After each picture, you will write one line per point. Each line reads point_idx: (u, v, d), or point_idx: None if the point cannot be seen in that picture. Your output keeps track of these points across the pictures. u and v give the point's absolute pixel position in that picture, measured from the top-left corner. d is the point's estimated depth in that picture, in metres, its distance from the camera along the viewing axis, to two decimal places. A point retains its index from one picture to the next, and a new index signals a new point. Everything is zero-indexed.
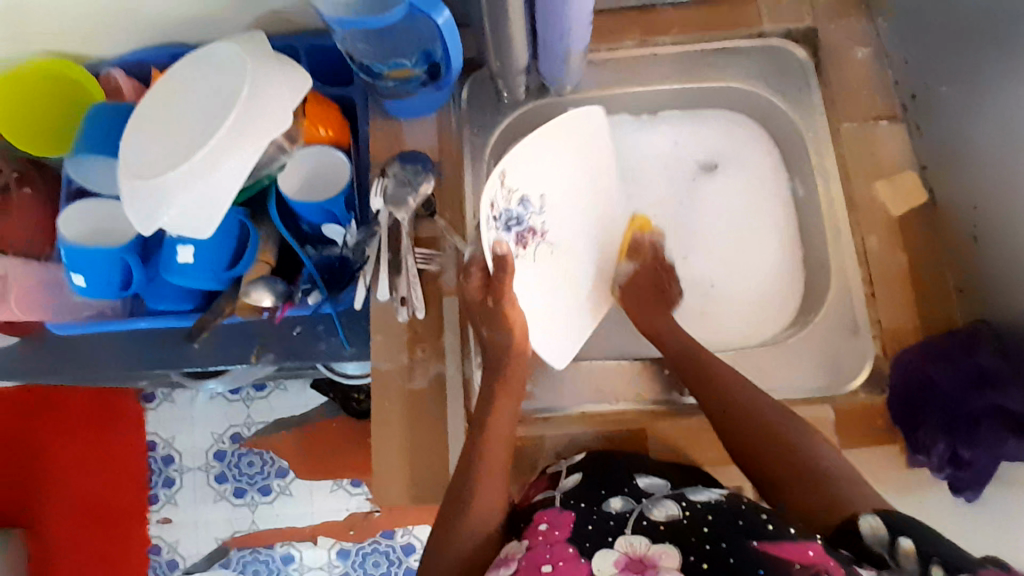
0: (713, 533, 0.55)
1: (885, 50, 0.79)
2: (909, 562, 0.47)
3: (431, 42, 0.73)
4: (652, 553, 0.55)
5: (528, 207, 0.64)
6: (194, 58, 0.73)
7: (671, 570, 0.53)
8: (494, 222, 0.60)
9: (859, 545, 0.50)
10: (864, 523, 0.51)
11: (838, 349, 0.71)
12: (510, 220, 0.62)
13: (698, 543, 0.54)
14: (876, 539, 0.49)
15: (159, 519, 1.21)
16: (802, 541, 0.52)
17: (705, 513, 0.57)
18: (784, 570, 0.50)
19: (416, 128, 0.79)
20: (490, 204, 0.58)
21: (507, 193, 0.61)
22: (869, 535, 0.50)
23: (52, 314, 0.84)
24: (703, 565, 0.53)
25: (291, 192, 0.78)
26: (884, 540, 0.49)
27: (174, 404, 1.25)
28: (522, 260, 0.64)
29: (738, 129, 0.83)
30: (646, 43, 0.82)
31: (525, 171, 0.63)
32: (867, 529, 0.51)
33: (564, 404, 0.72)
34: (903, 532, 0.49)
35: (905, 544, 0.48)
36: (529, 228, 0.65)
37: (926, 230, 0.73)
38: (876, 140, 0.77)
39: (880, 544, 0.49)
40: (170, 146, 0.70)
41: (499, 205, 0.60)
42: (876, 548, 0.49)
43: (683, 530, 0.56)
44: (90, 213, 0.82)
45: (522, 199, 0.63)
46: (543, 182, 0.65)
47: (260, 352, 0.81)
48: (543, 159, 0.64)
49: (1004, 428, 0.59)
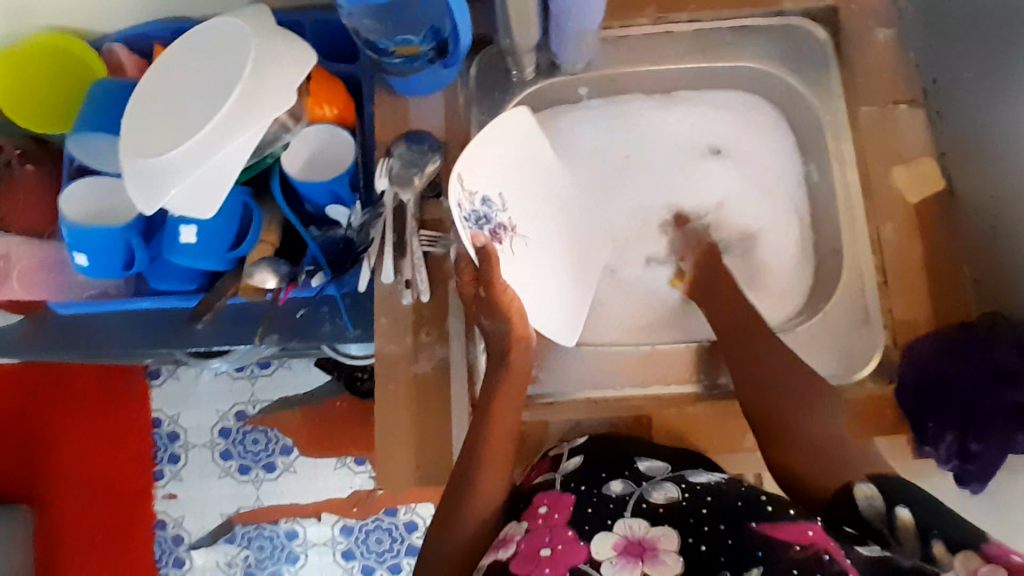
0: (711, 515, 0.56)
1: (909, 30, 0.77)
2: (909, 537, 0.52)
3: (441, 19, 0.73)
4: (650, 535, 0.56)
5: (492, 206, 0.62)
6: (198, 32, 0.71)
7: (670, 553, 0.55)
8: (467, 224, 0.59)
9: (858, 518, 0.56)
10: (859, 491, 0.57)
11: (848, 338, 0.71)
12: (480, 220, 0.60)
13: (696, 526, 0.56)
14: (874, 511, 0.55)
15: (165, 494, 1.22)
16: (801, 522, 0.53)
17: (705, 494, 0.58)
18: (782, 552, 0.51)
19: (422, 107, 0.77)
20: (457, 207, 0.57)
21: (468, 195, 0.59)
22: (867, 505, 0.56)
23: (58, 295, 0.84)
24: (702, 548, 0.55)
25: (294, 171, 0.77)
26: (881, 511, 0.55)
27: (179, 381, 1.24)
28: (507, 256, 0.63)
29: (755, 111, 0.80)
30: (661, 20, 0.80)
31: (477, 173, 0.61)
32: (862, 499, 0.56)
33: (572, 390, 0.71)
34: (900, 503, 0.54)
35: (902, 515, 0.54)
36: (501, 225, 0.63)
37: (946, 220, 0.71)
38: (896, 123, 0.74)
39: (878, 516, 0.55)
40: (171, 124, 0.68)
41: (464, 205, 0.58)
42: (874, 520, 0.55)
43: (682, 513, 0.57)
44: (96, 190, 0.81)
45: (484, 198, 0.61)
46: (495, 180, 0.63)
47: (264, 332, 0.80)
48: (490, 160, 0.63)
49: (1016, 425, 0.59)
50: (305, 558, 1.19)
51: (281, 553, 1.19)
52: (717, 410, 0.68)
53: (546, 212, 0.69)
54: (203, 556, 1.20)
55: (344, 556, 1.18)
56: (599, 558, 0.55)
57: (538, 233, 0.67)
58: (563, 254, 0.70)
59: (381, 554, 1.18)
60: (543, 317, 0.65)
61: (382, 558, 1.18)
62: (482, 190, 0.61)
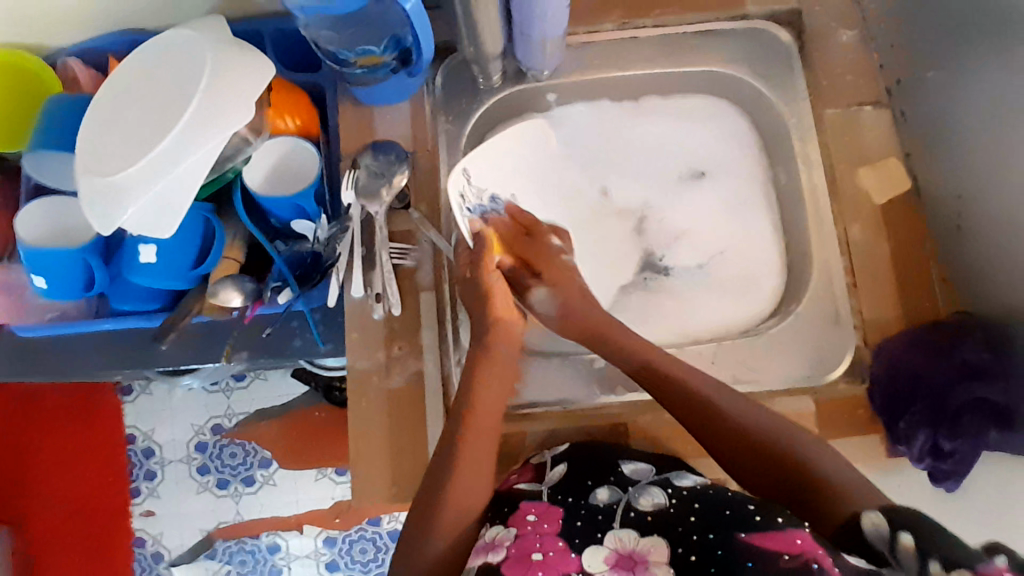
0: (700, 523, 0.55)
1: (872, 31, 0.77)
2: (909, 558, 0.47)
3: (400, 28, 0.71)
4: (641, 547, 0.55)
5: (500, 203, 0.72)
6: (151, 45, 0.69)
7: (660, 565, 0.54)
8: (467, 213, 0.69)
9: (861, 542, 0.50)
10: (866, 519, 0.51)
11: (823, 339, 0.70)
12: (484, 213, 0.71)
13: (686, 536, 0.54)
14: (877, 537, 0.49)
15: (142, 511, 1.19)
16: (789, 530, 0.51)
17: (693, 500, 0.58)
18: (771, 563, 0.49)
19: (388, 117, 0.76)
20: (458, 196, 0.68)
21: (475, 191, 0.70)
22: (870, 530, 0.50)
23: (17, 317, 0.81)
24: (690, 557, 0.53)
25: (256, 186, 0.76)
26: (886, 537, 0.49)
27: (152, 396, 1.22)
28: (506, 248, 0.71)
29: (723, 115, 0.80)
30: (627, 24, 0.79)
31: (490, 174, 0.72)
32: (868, 526, 0.51)
33: (549, 399, 0.71)
34: (904, 529, 0.49)
35: (904, 540, 0.48)
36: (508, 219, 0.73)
37: (912, 219, 0.72)
38: (862, 124, 0.75)
39: (881, 541, 0.49)
40: (126, 139, 0.66)
41: (468, 199, 0.69)
42: (875, 543, 0.49)
43: (670, 520, 0.57)
44: (48, 211, 0.78)
45: (493, 196, 0.72)
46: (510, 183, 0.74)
47: (232, 351, 0.78)
48: (502, 163, 0.73)
49: (987, 421, 0.61)
50: (289, 571, 1.17)
51: (264, 567, 1.17)
52: None
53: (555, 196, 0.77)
54: (183, 573, 1.18)
55: (328, 567, 1.17)
56: (591, 570, 0.54)
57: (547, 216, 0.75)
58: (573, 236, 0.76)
59: (366, 564, 1.17)
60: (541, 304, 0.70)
61: (367, 568, 1.17)
62: (492, 189, 0.72)
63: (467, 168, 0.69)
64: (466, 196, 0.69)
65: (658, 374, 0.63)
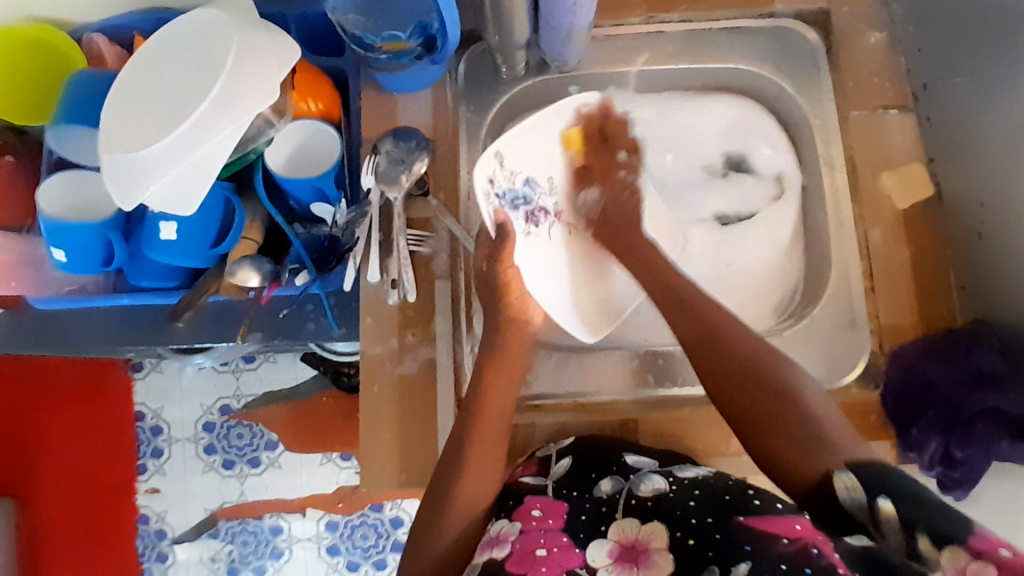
0: (699, 509, 0.56)
1: (900, 34, 0.76)
2: (894, 531, 0.42)
3: (427, 15, 0.72)
4: (642, 535, 0.55)
5: (534, 188, 0.67)
6: (177, 23, 0.70)
7: (661, 552, 0.54)
8: (493, 198, 0.63)
9: (838, 510, 0.46)
10: (838, 482, 0.47)
11: (837, 343, 0.69)
12: (516, 199, 0.65)
13: (686, 521, 0.55)
14: (854, 503, 0.45)
15: (148, 488, 1.20)
16: (789, 517, 0.53)
17: (693, 488, 0.59)
18: (770, 546, 0.50)
19: (409, 104, 0.76)
20: (486, 180, 0.63)
21: (507, 174, 0.65)
22: (845, 497, 0.46)
23: (35, 289, 0.82)
24: (689, 541, 0.53)
25: (278, 168, 0.76)
26: (860, 501, 0.45)
27: (162, 374, 1.23)
28: (537, 237, 0.67)
29: (748, 111, 0.79)
30: (652, 19, 0.79)
31: (526, 156, 0.66)
32: (842, 491, 0.46)
33: (560, 391, 0.70)
34: (881, 492, 0.45)
35: (884, 506, 0.44)
36: (540, 208, 0.68)
37: (932, 226, 0.72)
38: (886, 128, 0.75)
39: (858, 509, 0.45)
40: (151, 117, 0.67)
41: (499, 182, 0.64)
42: (856, 513, 0.45)
43: (669, 507, 0.57)
44: (68, 185, 0.79)
45: (527, 180, 0.66)
46: (548, 165, 0.68)
47: (247, 331, 0.79)
48: (543, 141, 0.67)
49: (999, 432, 0.60)
50: (290, 553, 1.18)
51: (265, 549, 1.18)
52: (704, 414, 0.68)
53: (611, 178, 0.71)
54: (186, 551, 1.19)
55: (329, 551, 1.18)
56: (595, 565, 0.54)
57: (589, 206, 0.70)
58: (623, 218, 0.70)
59: (366, 550, 1.17)
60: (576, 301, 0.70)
61: (367, 554, 1.17)
62: (526, 171, 0.66)
63: (500, 150, 0.64)
64: (496, 180, 0.64)
65: (715, 349, 0.57)
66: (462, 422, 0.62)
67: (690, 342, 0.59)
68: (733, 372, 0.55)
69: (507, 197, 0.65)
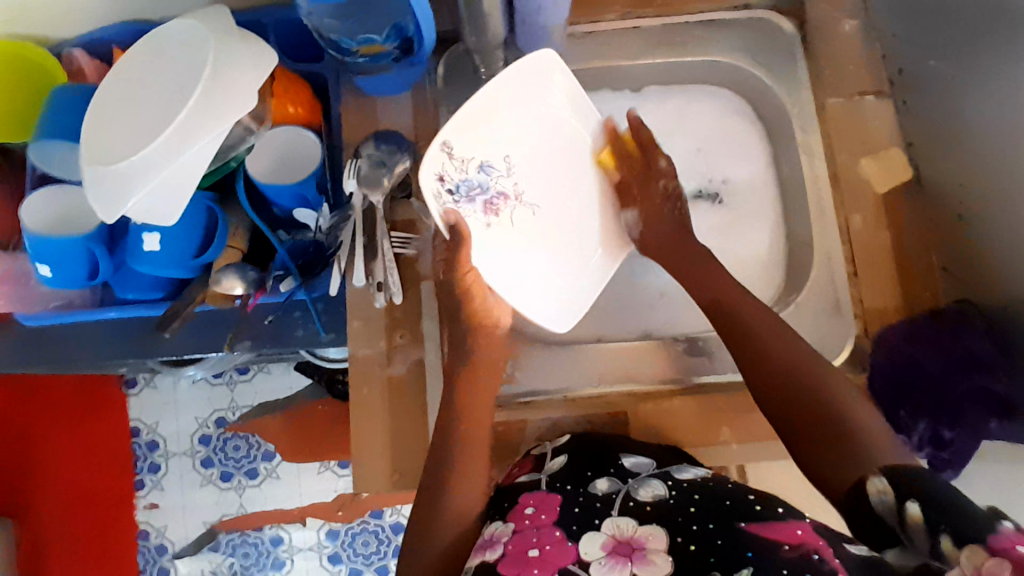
0: (701, 515, 0.54)
1: (874, 22, 0.77)
2: (920, 535, 0.43)
3: (403, 16, 0.72)
4: (639, 534, 0.53)
5: (491, 174, 0.68)
6: (154, 34, 0.70)
7: (658, 553, 0.52)
8: (446, 194, 0.65)
9: (870, 513, 0.47)
10: (872, 486, 0.47)
11: (824, 329, 0.69)
12: (471, 190, 0.67)
13: (686, 526, 0.53)
14: (884, 507, 0.46)
15: (147, 504, 1.21)
16: (790, 521, 0.52)
17: (693, 492, 0.57)
18: (773, 551, 0.48)
19: (390, 107, 0.76)
20: (436, 176, 0.64)
21: (459, 163, 0.66)
22: (876, 501, 0.46)
23: (22, 306, 0.82)
24: (691, 547, 0.51)
25: (258, 174, 0.76)
26: (893, 508, 0.45)
27: (156, 389, 1.24)
28: (497, 226, 0.69)
29: (725, 102, 0.80)
30: (629, 15, 0.79)
31: (472, 139, 0.66)
32: (874, 496, 0.47)
33: (548, 387, 0.70)
34: (910, 497, 0.45)
35: (912, 512, 0.44)
36: (500, 193, 0.69)
37: (914, 209, 0.72)
38: (865, 113, 0.75)
39: (890, 514, 0.45)
40: (133, 126, 0.67)
41: (450, 176, 0.66)
42: (884, 517, 0.45)
43: (670, 511, 0.55)
44: (50, 201, 0.79)
45: (482, 166, 0.68)
46: (501, 144, 0.68)
47: (234, 339, 0.79)
48: (491, 126, 0.67)
49: (987, 411, 0.62)
50: (291, 564, 1.18)
51: (266, 560, 1.18)
52: (694, 403, 0.69)
53: (555, 167, 0.71)
54: (188, 565, 1.19)
55: (331, 560, 1.17)
56: (588, 558, 0.52)
57: (549, 195, 0.71)
58: (564, 218, 0.72)
59: (368, 557, 1.17)
60: (541, 294, 0.70)
61: (369, 560, 1.17)
62: (483, 156, 0.67)
63: (449, 141, 0.65)
64: (445, 177, 0.65)
65: (739, 332, 0.62)
66: (455, 421, 0.62)
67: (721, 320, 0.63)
68: (773, 360, 0.59)
69: (461, 191, 0.67)
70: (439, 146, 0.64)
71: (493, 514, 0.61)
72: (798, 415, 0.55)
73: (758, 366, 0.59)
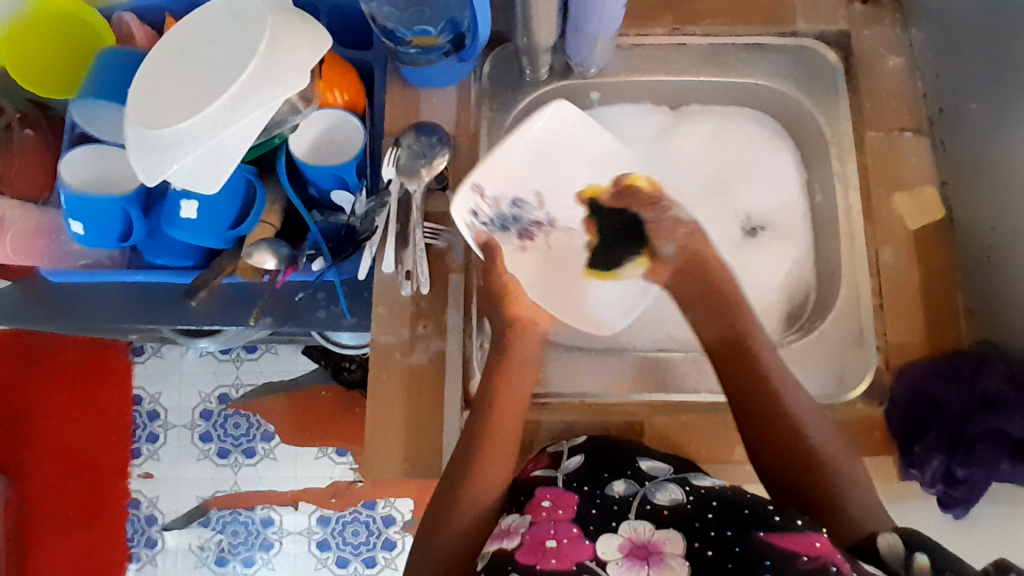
0: (718, 521, 0.54)
1: (918, 61, 0.79)
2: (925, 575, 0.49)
3: (459, 13, 0.74)
4: (656, 538, 0.54)
5: (524, 207, 0.71)
6: (210, 7, 0.71)
7: (675, 556, 0.52)
8: (479, 225, 0.69)
9: (876, 559, 0.53)
10: (882, 540, 0.54)
11: (843, 358, 0.70)
12: (504, 221, 0.70)
13: (704, 532, 0.53)
14: (893, 555, 0.52)
15: (141, 473, 1.20)
16: (809, 533, 0.50)
17: (710, 499, 0.56)
18: (788, 563, 0.49)
19: (435, 100, 0.77)
20: (468, 213, 0.68)
21: (489, 201, 0.69)
22: (886, 550, 0.53)
23: (48, 261, 0.83)
24: (708, 552, 0.52)
25: (301, 153, 0.77)
26: (902, 556, 0.51)
27: (163, 359, 1.23)
28: (535, 252, 0.72)
29: (760, 126, 0.81)
30: (678, 31, 0.80)
31: (501, 177, 0.69)
32: (885, 546, 0.53)
33: (569, 390, 0.70)
34: (919, 549, 0.51)
35: (920, 560, 0.50)
36: (534, 222, 0.71)
37: (941, 248, 0.73)
38: (901, 151, 0.76)
39: (898, 563, 0.51)
40: (181, 95, 0.68)
41: (482, 212, 0.69)
42: (891, 563, 0.52)
43: (687, 516, 0.55)
44: (94, 161, 0.80)
45: (514, 200, 0.71)
46: (534, 180, 0.71)
47: (259, 315, 0.81)
48: (517, 164, 0.70)
49: (1001, 452, 0.59)
50: (279, 546, 1.17)
51: (255, 540, 1.17)
52: (707, 418, 0.69)
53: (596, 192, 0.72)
54: (176, 538, 1.18)
55: (319, 546, 1.17)
56: (605, 558, 0.53)
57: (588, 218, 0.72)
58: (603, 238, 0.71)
59: (357, 547, 1.17)
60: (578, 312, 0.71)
61: (357, 551, 1.16)
62: (512, 193, 0.70)
63: (476, 182, 0.68)
64: (476, 211, 0.68)
65: (724, 351, 0.63)
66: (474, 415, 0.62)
67: (714, 340, 0.64)
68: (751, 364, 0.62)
69: (498, 218, 0.70)
70: (468, 182, 0.67)
71: (503, 509, 0.61)
72: (769, 437, 0.60)
73: (726, 366, 0.63)
